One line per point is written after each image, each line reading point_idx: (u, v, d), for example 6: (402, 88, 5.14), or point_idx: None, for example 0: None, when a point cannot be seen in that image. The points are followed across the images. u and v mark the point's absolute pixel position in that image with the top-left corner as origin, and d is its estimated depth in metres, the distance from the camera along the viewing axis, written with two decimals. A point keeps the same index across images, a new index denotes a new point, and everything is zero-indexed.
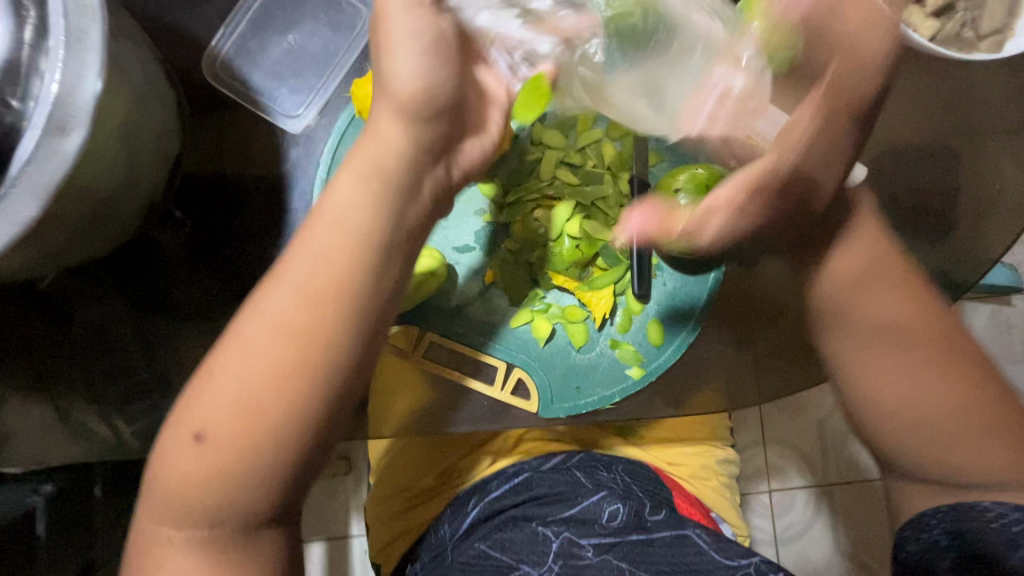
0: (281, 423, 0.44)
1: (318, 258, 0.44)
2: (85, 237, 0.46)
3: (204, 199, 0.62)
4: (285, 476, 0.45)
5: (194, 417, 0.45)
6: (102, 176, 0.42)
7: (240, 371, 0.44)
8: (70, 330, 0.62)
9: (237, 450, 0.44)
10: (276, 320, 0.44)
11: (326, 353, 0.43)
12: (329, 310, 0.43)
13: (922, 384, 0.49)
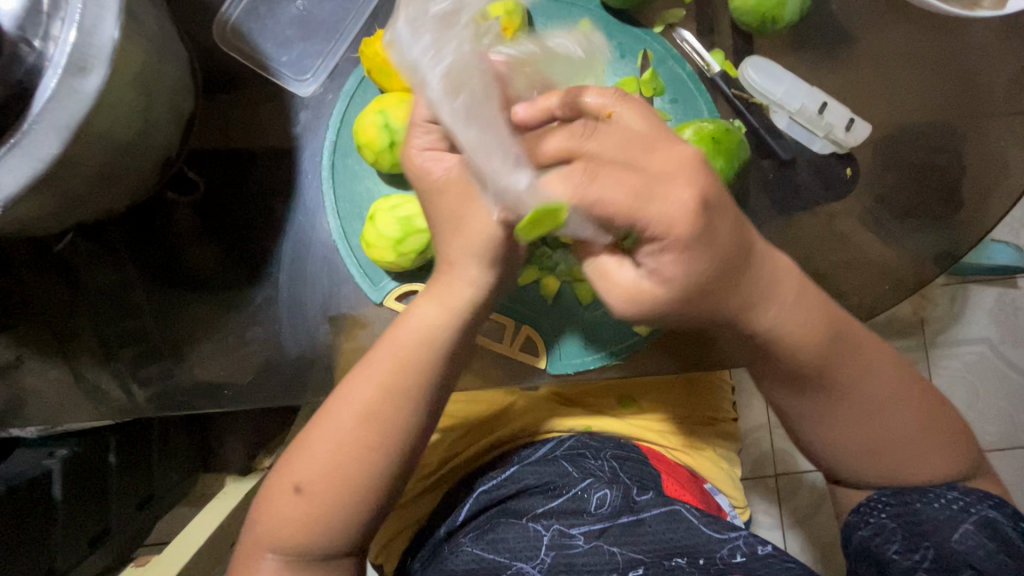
0: (371, 468, 0.50)
1: (402, 349, 0.51)
2: (100, 187, 0.47)
3: (214, 164, 0.63)
4: (372, 503, 0.52)
5: (300, 469, 0.51)
6: (119, 125, 0.43)
7: (344, 433, 0.51)
8: (85, 294, 0.63)
9: (335, 493, 0.51)
10: (372, 398, 0.51)
11: (405, 412, 0.51)
12: (413, 378, 0.51)
13: (880, 420, 0.50)
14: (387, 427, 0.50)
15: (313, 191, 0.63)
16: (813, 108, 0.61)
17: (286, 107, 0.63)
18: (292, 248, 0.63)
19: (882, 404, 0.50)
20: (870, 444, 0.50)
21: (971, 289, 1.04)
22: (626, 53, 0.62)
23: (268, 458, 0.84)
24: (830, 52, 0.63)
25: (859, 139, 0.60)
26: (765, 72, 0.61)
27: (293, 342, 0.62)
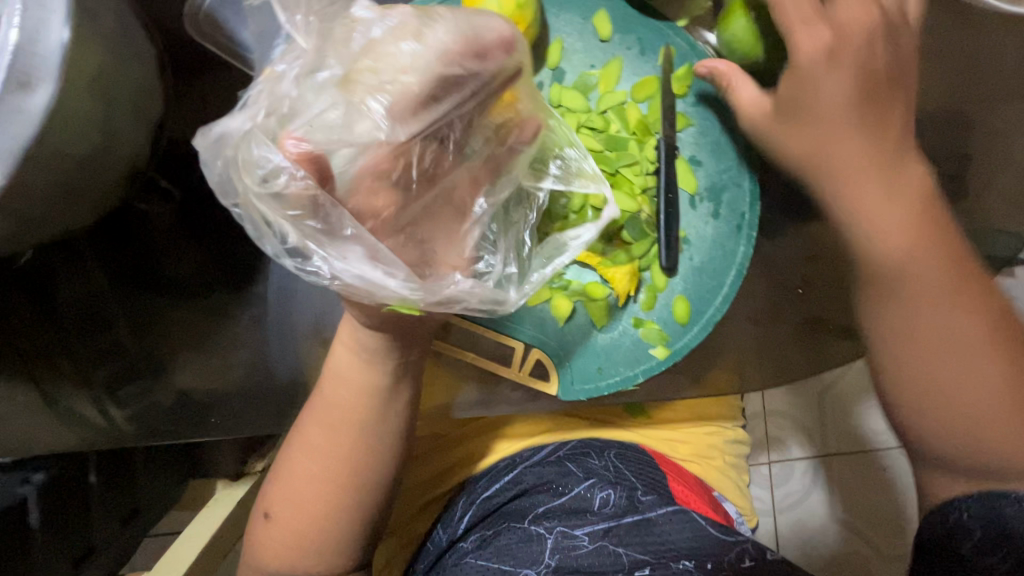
0: (347, 501, 0.53)
1: (348, 398, 0.51)
2: (60, 206, 0.42)
3: (192, 168, 0.57)
4: (359, 536, 0.54)
5: (268, 498, 0.54)
6: (75, 142, 0.37)
7: (315, 471, 0.52)
8: (55, 312, 0.57)
9: (310, 526, 0.52)
10: (322, 442, 0.52)
11: (368, 455, 0.52)
12: (362, 423, 0.52)
13: (949, 354, 0.48)
14: (366, 463, 0.52)
15: None
16: None
17: None
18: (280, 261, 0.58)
19: (963, 357, 0.47)
20: (950, 409, 0.48)
21: None
22: (647, 48, 0.55)
23: (261, 461, 0.81)
24: None
25: None
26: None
27: (284, 361, 0.58)
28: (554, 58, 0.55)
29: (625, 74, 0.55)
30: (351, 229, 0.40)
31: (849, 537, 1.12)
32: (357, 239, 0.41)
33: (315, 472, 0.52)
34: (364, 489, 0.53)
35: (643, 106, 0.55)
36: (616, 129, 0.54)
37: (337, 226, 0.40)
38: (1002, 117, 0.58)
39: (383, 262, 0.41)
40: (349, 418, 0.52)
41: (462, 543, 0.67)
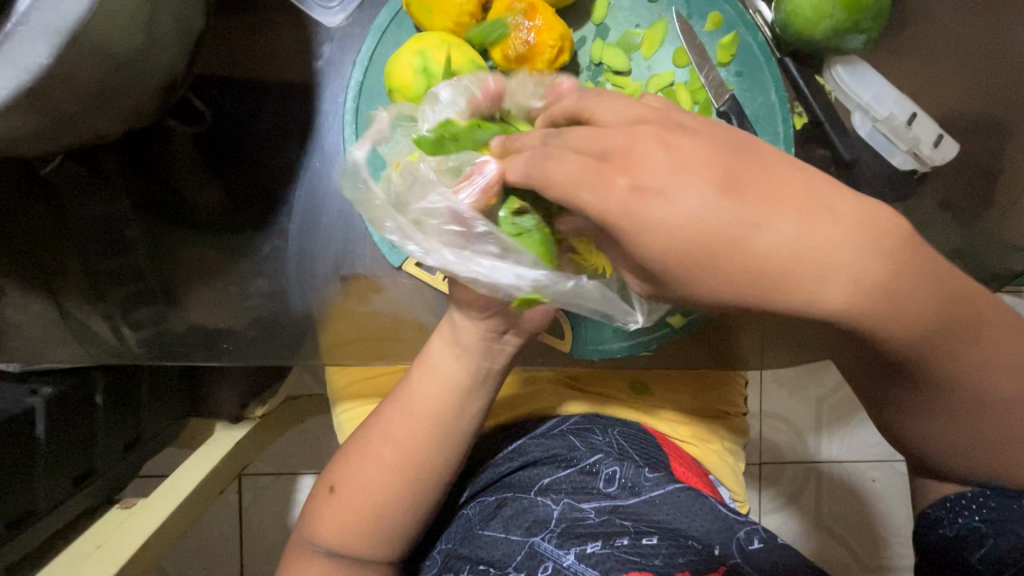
0: (401, 466, 0.53)
1: (424, 389, 0.53)
2: (96, 109, 0.41)
3: (225, 95, 0.57)
4: (394, 497, 0.53)
5: (328, 475, 0.55)
6: (118, 38, 0.37)
7: (376, 439, 0.54)
8: (74, 225, 0.57)
9: (362, 491, 0.53)
10: (390, 416, 0.54)
11: (426, 429, 0.53)
12: (433, 409, 0.53)
13: (989, 437, 0.42)
14: (412, 424, 0.53)
15: (333, 136, 0.57)
16: (900, 119, 0.53)
17: (307, 37, 0.56)
18: (305, 199, 0.58)
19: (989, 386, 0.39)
20: (946, 451, 0.45)
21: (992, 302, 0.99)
22: (694, 13, 0.54)
23: (261, 407, 0.82)
24: (923, 35, 0.55)
25: (946, 157, 0.54)
26: (855, 71, 0.53)
27: (301, 299, 0.58)
28: (599, 15, 0.54)
29: (671, 35, 0.54)
30: (482, 235, 0.39)
31: (827, 542, 1.15)
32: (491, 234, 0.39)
33: (378, 425, 0.54)
34: (392, 443, 0.53)
35: (683, 74, 0.54)
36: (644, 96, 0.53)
37: (472, 224, 0.39)
38: None
39: (506, 258, 0.39)
40: (428, 409, 0.53)
41: (466, 511, 0.67)
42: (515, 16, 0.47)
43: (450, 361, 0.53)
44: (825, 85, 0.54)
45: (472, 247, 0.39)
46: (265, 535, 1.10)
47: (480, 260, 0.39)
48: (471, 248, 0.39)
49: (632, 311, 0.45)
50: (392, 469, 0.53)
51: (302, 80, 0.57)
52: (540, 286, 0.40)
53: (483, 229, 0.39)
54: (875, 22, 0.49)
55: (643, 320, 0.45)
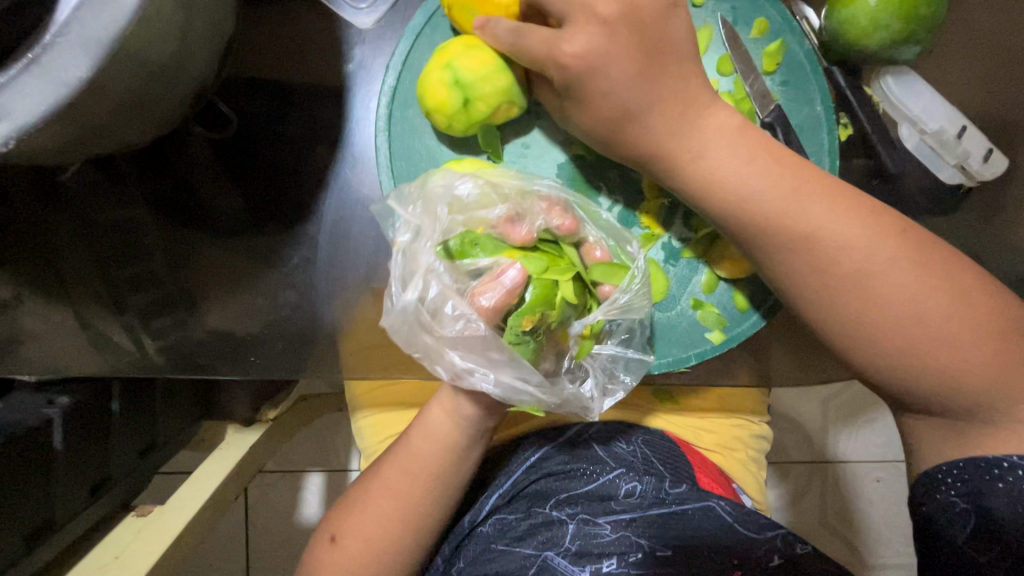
0: (413, 495, 0.54)
1: (435, 427, 0.54)
2: (128, 118, 0.39)
3: (250, 98, 0.55)
4: (408, 524, 0.54)
5: (331, 522, 0.56)
6: (154, 45, 0.35)
7: (387, 473, 0.54)
8: (94, 232, 0.56)
9: (373, 521, 0.54)
10: (402, 452, 0.55)
11: (437, 463, 0.54)
12: (444, 445, 0.54)
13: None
14: (424, 457, 0.54)
15: (362, 143, 0.55)
16: (950, 132, 0.52)
17: (335, 39, 0.54)
18: (334, 208, 0.56)
19: (941, 344, 0.44)
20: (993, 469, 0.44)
21: None
22: (740, 20, 0.52)
23: (274, 410, 0.79)
24: (977, 42, 0.53)
25: (995, 173, 0.52)
26: (904, 82, 0.51)
27: (327, 309, 0.57)
28: None
29: (716, 42, 0.52)
30: (503, 355, 0.43)
31: (832, 542, 1.15)
32: (509, 359, 0.43)
33: (391, 459, 0.55)
34: (405, 473, 0.54)
35: (728, 83, 0.52)
36: None
37: (492, 348, 0.43)
38: None
39: (523, 372, 0.44)
40: (439, 444, 0.54)
41: (482, 527, 0.66)
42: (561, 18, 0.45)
43: (449, 423, 0.54)
44: (872, 96, 0.52)
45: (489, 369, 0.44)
46: (272, 533, 1.09)
47: (500, 376, 0.44)
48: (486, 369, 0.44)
49: (588, 404, 0.49)
50: (404, 498, 0.54)
51: (331, 82, 0.55)
52: (546, 395, 0.46)
53: (501, 354, 0.43)
54: (930, 33, 0.47)
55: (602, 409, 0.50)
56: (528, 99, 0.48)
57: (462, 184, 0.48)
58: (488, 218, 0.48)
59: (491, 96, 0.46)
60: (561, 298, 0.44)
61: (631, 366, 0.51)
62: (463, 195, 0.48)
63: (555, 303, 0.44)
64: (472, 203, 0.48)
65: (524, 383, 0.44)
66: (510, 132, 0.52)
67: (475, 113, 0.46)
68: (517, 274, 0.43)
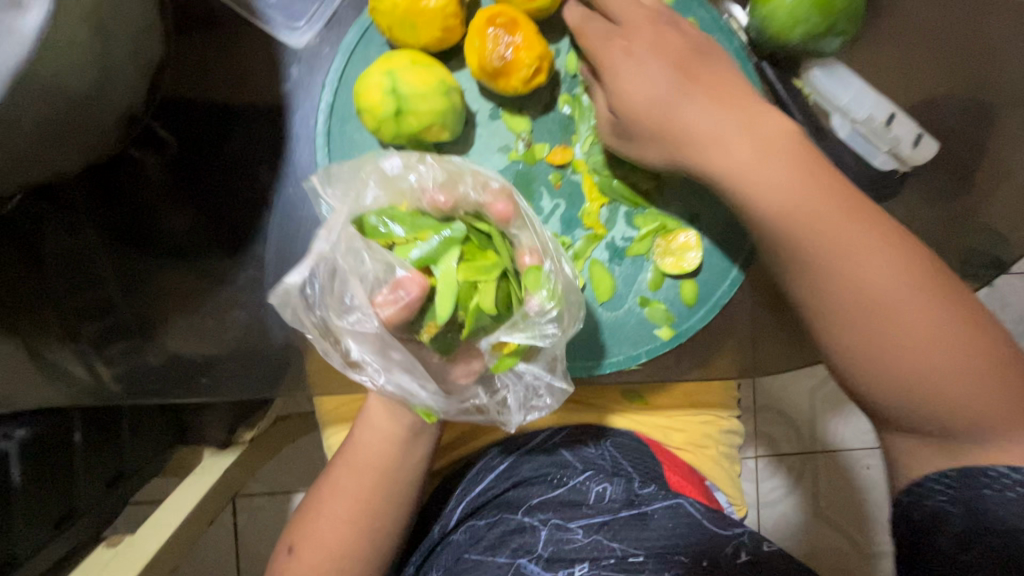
0: (370, 501, 0.55)
1: (378, 431, 0.55)
2: (52, 146, 0.40)
3: (190, 120, 0.55)
4: (370, 533, 0.55)
5: (289, 534, 0.56)
6: (69, 73, 0.35)
7: (344, 485, 0.55)
8: (43, 263, 0.56)
9: (337, 534, 0.54)
10: (353, 459, 0.55)
11: (388, 468, 0.55)
12: (393, 449, 0.55)
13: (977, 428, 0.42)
14: (376, 464, 0.55)
15: (305, 159, 0.56)
16: (879, 119, 0.53)
17: (273, 59, 0.55)
18: (280, 226, 0.56)
19: (935, 354, 0.44)
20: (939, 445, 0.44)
21: None
22: None
23: (250, 431, 0.79)
24: (899, 32, 0.55)
25: (926, 157, 0.54)
26: (833, 74, 0.52)
27: (280, 327, 0.57)
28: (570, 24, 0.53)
29: None
30: (401, 355, 0.46)
31: (827, 532, 1.15)
32: (400, 362, 0.46)
33: (344, 467, 0.56)
34: (357, 478, 0.55)
35: None
36: None
37: (388, 350, 0.46)
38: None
39: (416, 376, 0.47)
40: (388, 449, 0.55)
41: (454, 535, 0.66)
42: (495, 30, 0.46)
43: (385, 410, 0.55)
44: (803, 89, 0.53)
45: (399, 369, 0.47)
46: (261, 557, 1.08)
47: (398, 376, 0.47)
48: (388, 366, 0.47)
49: (506, 417, 0.50)
50: (360, 507, 0.55)
51: (269, 101, 0.55)
52: (437, 402, 0.48)
53: (398, 356, 0.46)
54: (849, 23, 0.48)
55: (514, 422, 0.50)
56: (461, 111, 0.48)
57: (391, 162, 0.48)
58: (417, 200, 0.49)
59: (423, 113, 0.46)
60: (475, 304, 0.46)
61: (554, 393, 0.50)
62: (389, 171, 0.48)
63: (466, 306, 0.47)
64: (397, 178, 0.48)
65: (415, 388, 0.47)
66: (449, 143, 0.52)
67: (406, 126, 0.46)
68: (412, 291, 0.44)
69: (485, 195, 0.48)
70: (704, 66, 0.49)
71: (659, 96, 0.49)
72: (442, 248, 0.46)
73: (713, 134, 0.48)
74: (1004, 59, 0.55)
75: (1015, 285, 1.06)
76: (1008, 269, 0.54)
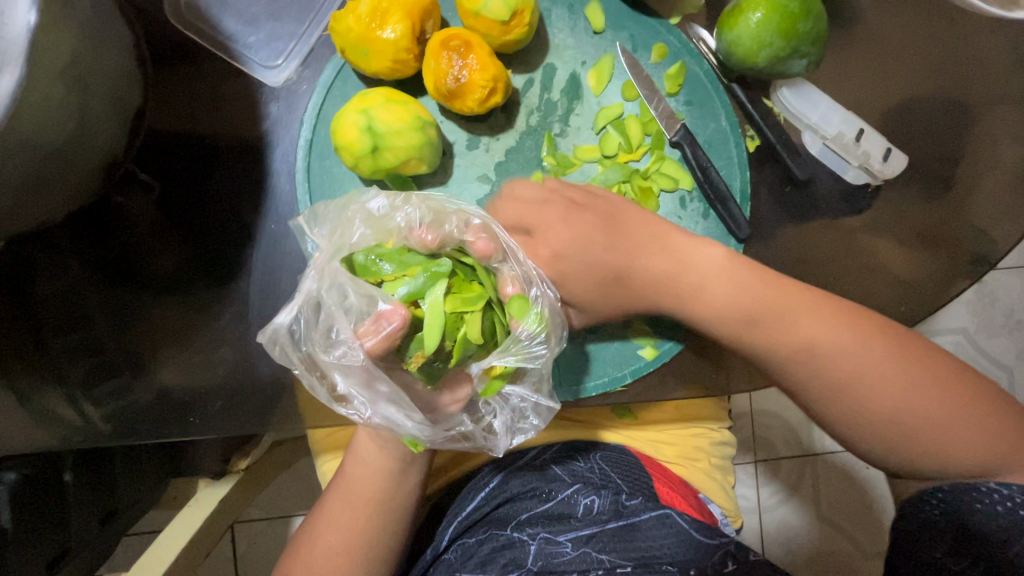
0: (362, 530, 0.55)
1: (369, 460, 0.55)
2: (31, 198, 0.40)
3: (172, 160, 0.56)
4: (363, 562, 0.55)
5: (282, 566, 0.56)
6: (45, 129, 0.36)
7: (335, 513, 0.55)
8: (29, 307, 0.56)
9: (329, 563, 0.54)
10: (344, 489, 0.56)
11: (379, 496, 0.55)
12: (384, 478, 0.55)
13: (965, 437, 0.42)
14: (366, 492, 0.55)
15: (288, 195, 0.56)
16: (848, 135, 0.54)
17: (252, 97, 0.55)
18: (264, 260, 0.57)
19: (923, 414, 0.46)
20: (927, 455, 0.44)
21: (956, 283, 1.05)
22: (639, 46, 0.54)
23: (245, 459, 0.79)
24: (866, 48, 0.56)
25: (895, 171, 0.54)
26: (800, 93, 0.54)
27: (268, 360, 0.57)
28: (544, 54, 0.54)
29: (618, 68, 0.54)
30: (388, 387, 0.44)
31: (832, 535, 1.14)
32: (387, 393, 0.44)
33: (335, 494, 0.56)
34: (348, 506, 0.55)
35: (633, 106, 0.54)
36: (619, 142, 0.54)
37: (373, 381, 0.44)
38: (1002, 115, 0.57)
39: (403, 407, 0.44)
40: (379, 479, 0.55)
41: (446, 555, 0.66)
42: (453, 53, 0.46)
43: (375, 447, 0.55)
44: (774, 108, 0.55)
45: (387, 403, 0.44)
46: None
47: (385, 409, 0.45)
48: (375, 399, 0.44)
49: (493, 443, 0.50)
50: (352, 535, 0.55)
51: (249, 137, 0.56)
52: (424, 432, 0.45)
53: (384, 388, 0.44)
54: (813, 45, 0.50)
55: (502, 449, 0.50)
56: (436, 145, 0.49)
57: (374, 199, 0.49)
58: (401, 233, 0.48)
59: (399, 148, 0.46)
60: (464, 335, 0.44)
61: (540, 411, 0.50)
62: (375, 210, 0.49)
63: (454, 335, 0.44)
64: (383, 217, 0.48)
65: (403, 420, 0.44)
66: (428, 174, 0.53)
67: (383, 162, 0.47)
68: (395, 322, 0.42)
69: (468, 228, 0.48)
70: (617, 223, 0.52)
71: (596, 260, 0.53)
72: (429, 278, 0.44)
73: (659, 283, 0.51)
74: (971, 69, 0.56)
75: (1003, 282, 1.07)
76: (986, 273, 0.55)
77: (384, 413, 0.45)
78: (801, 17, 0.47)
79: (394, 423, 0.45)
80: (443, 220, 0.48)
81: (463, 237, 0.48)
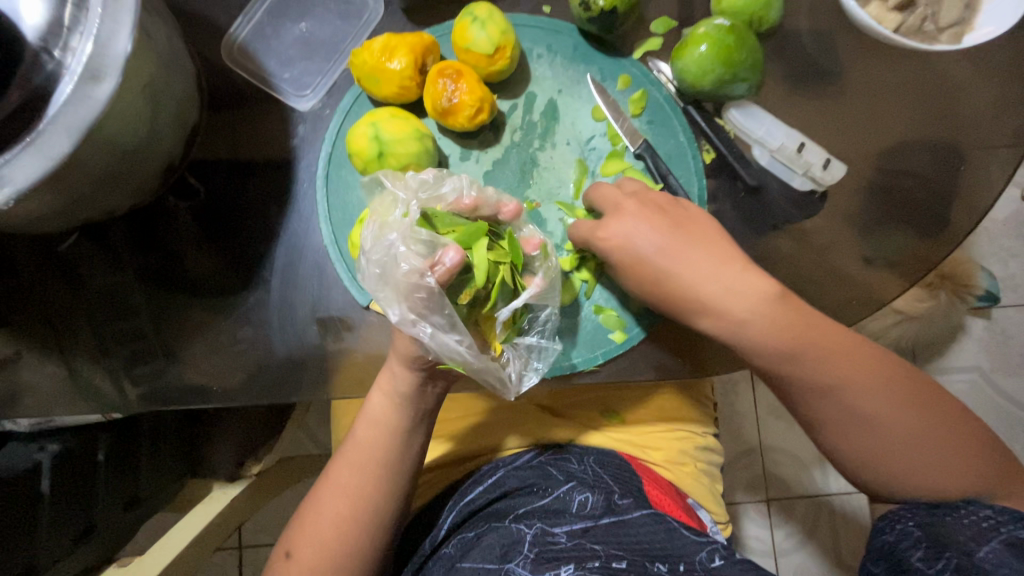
0: (363, 497, 0.60)
1: (374, 429, 0.61)
2: (106, 188, 0.50)
3: (216, 171, 0.66)
4: (362, 532, 0.59)
5: (287, 540, 0.61)
6: (125, 132, 0.46)
7: (341, 484, 0.60)
8: (85, 293, 0.66)
9: (334, 532, 0.59)
10: (349, 461, 0.61)
11: (380, 461, 0.60)
12: (384, 448, 0.61)
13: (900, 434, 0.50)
14: (368, 462, 0.61)
15: (308, 199, 0.67)
16: (790, 147, 0.62)
17: (284, 118, 0.67)
18: (286, 254, 0.66)
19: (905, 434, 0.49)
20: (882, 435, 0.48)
21: (967, 319, 1.11)
22: (607, 77, 0.64)
23: (256, 465, 0.85)
24: (810, 79, 0.65)
25: (835, 176, 0.61)
26: (746, 113, 0.62)
27: (282, 342, 0.65)
28: (524, 84, 0.64)
29: (588, 93, 0.64)
30: (446, 314, 0.51)
31: None
32: (447, 318, 0.51)
33: (343, 463, 0.61)
34: (354, 472, 0.61)
35: (602, 126, 0.63)
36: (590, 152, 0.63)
37: (437, 307, 0.51)
38: (950, 146, 0.64)
39: (459, 332, 0.51)
40: (376, 450, 0.61)
41: (444, 549, 0.68)
42: (447, 80, 0.56)
43: (387, 409, 0.61)
44: (724, 126, 0.63)
45: (447, 326, 0.51)
46: None
47: (446, 333, 0.51)
48: (435, 323, 0.51)
49: (507, 385, 0.56)
50: (356, 503, 0.60)
51: (277, 151, 0.67)
52: (473, 356, 0.52)
53: (446, 314, 0.51)
54: (752, 71, 0.59)
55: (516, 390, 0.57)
56: (434, 153, 0.59)
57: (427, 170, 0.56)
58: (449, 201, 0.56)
59: (402, 154, 0.56)
60: (502, 278, 0.54)
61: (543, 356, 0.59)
62: (428, 179, 0.56)
63: (494, 280, 0.54)
64: (435, 184, 0.56)
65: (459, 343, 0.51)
66: None
67: (388, 165, 0.57)
68: (455, 257, 0.50)
69: (502, 198, 0.58)
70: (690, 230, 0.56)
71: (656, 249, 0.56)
72: (473, 236, 0.54)
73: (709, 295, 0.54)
74: (907, 105, 0.65)
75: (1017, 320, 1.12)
76: None
77: (442, 338, 0.51)
78: (737, 49, 0.57)
79: (448, 347, 0.51)
80: (485, 193, 0.57)
81: (498, 206, 0.57)
